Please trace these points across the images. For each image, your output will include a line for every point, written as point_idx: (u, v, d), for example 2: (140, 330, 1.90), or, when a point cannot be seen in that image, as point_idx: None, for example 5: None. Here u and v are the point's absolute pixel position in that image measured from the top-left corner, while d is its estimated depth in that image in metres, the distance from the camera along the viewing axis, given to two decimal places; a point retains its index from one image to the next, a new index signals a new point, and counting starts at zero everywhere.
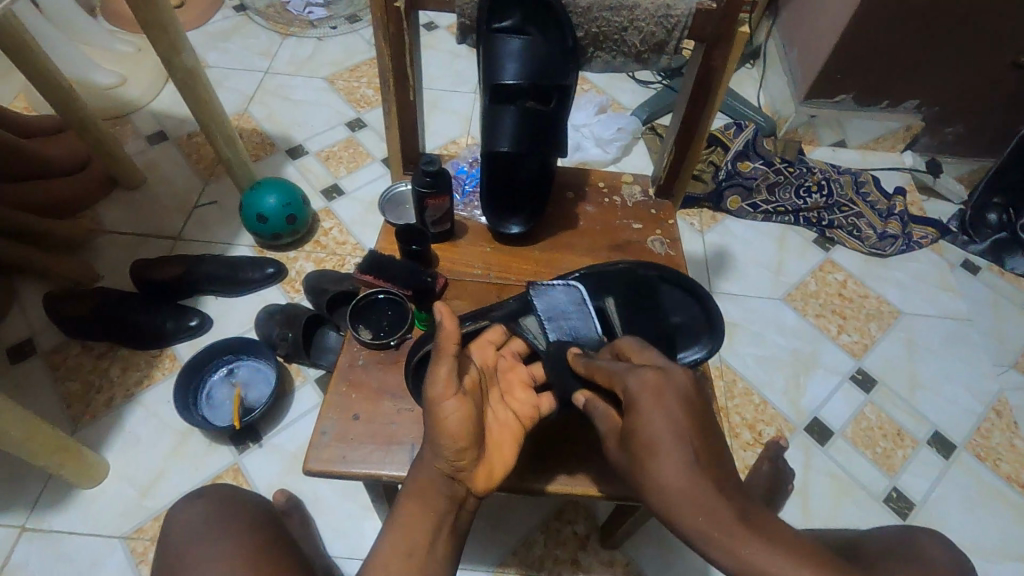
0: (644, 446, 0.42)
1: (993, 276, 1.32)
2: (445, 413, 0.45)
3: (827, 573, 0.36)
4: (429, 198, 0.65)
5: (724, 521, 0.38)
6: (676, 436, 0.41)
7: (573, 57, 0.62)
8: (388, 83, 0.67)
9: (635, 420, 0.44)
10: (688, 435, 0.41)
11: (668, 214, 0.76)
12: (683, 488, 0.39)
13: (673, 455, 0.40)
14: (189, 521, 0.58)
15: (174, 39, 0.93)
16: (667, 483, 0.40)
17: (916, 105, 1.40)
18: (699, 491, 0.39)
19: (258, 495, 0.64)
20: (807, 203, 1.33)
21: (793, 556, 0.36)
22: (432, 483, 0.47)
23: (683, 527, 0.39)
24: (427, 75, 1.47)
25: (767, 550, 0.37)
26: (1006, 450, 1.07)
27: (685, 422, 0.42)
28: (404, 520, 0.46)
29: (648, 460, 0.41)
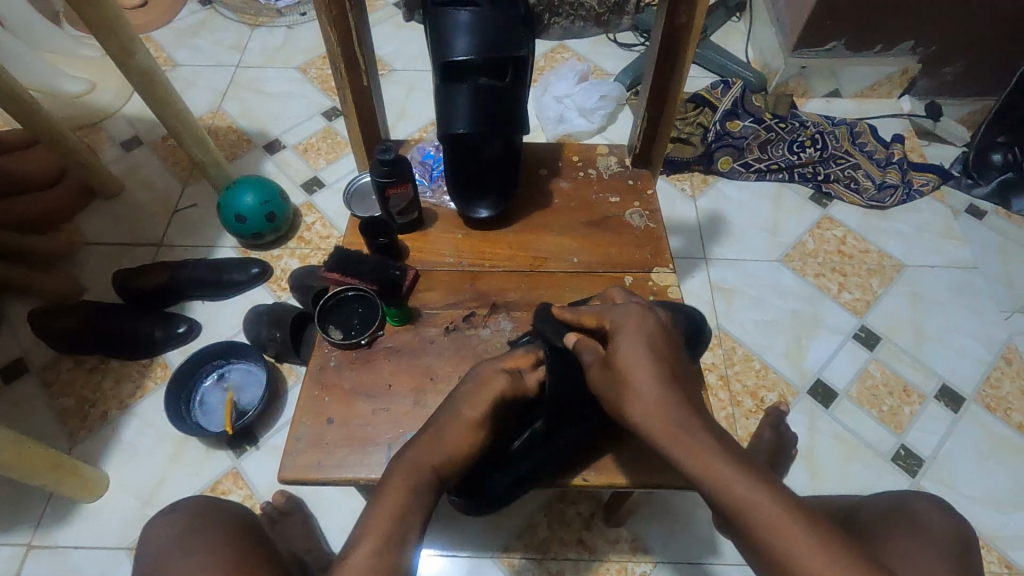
0: (623, 363, 0.50)
1: (999, 220, 1.28)
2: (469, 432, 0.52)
3: (771, 491, 0.43)
4: (390, 188, 0.63)
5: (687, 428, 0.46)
6: (654, 366, 0.49)
7: (527, 24, 0.57)
8: (341, 69, 0.64)
9: (618, 342, 0.51)
10: (664, 362, 0.49)
11: (647, 183, 0.73)
12: (657, 402, 0.47)
13: (649, 371, 0.49)
14: (168, 535, 0.57)
15: (127, 41, 0.90)
16: (645, 398, 0.48)
17: (912, 46, 1.34)
18: (669, 408, 0.47)
19: (243, 505, 0.63)
20: (801, 158, 1.28)
21: (746, 473, 0.44)
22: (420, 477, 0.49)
23: (651, 435, 0.47)
24: (401, 56, 1.43)
25: (722, 466, 0.44)
26: (1016, 398, 1.05)
27: (662, 351, 0.50)
28: (388, 505, 0.47)
29: (629, 375, 0.49)
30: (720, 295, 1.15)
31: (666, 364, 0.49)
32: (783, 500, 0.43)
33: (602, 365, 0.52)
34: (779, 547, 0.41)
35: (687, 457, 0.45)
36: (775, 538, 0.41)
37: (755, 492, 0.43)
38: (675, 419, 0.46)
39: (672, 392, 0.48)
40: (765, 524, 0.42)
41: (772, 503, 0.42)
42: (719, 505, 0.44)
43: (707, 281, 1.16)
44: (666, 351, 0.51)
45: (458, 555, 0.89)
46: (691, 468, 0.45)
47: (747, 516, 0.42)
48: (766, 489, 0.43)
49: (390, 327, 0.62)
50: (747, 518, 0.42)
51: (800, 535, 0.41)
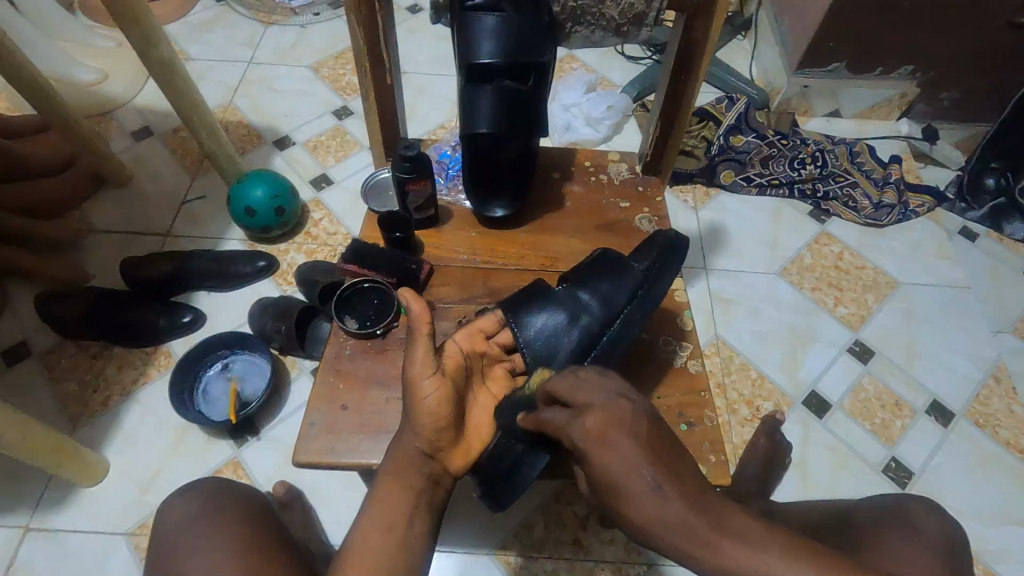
0: (604, 486, 0.44)
1: (991, 242, 1.31)
2: (424, 393, 0.50)
3: (794, 562, 0.39)
4: (410, 183, 0.65)
5: (698, 525, 0.41)
6: (642, 477, 0.42)
7: (549, 32, 0.59)
8: (365, 67, 0.66)
9: (588, 462, 0.45)
10: (642, 467, 0.42)
11: (656, 191, 0.75)
12: (654, 515, 0.42)
13: (635, 486, 0.42)
14: (183, 513, 0.59)
15: (149, 31, 0.91)
16: (644, 515, 0.42)
17: (911, 71, 1.37)
18: (662, 512, 0.41)
19: (251, 489, 0.64)
20: (801, 175, 1.31)
21: (758, 546, 0.40)
22: (410, 463, 0.50)
23: (659, 546, 0.42)
24: (412, 59, 1.45)
25: (741, 549, 0.40)
26: (1005, 416, 1.07)
27: (637, 454, 0.43)
28: (383, 495, 0.49)
29: (616, 498, 0.43)
30: (719, 305, 1.17)
31: (658, 466, 0.43)
32: (803, 566, 0.39)
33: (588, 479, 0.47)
34: None
35: (704, 556, 0.40)
36: None
37: (783, 568, 0.39)
38: (673, 515, 0.41)
39: (662, 490, 0.42)
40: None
41: (796, 574, 0.39)
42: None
43: (706, 291, 1.18)
44: (648, 453, 0.43)
45: (456, 552, 0.90)
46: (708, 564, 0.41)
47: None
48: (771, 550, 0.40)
49: (404, 318, 0.63)
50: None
51: None
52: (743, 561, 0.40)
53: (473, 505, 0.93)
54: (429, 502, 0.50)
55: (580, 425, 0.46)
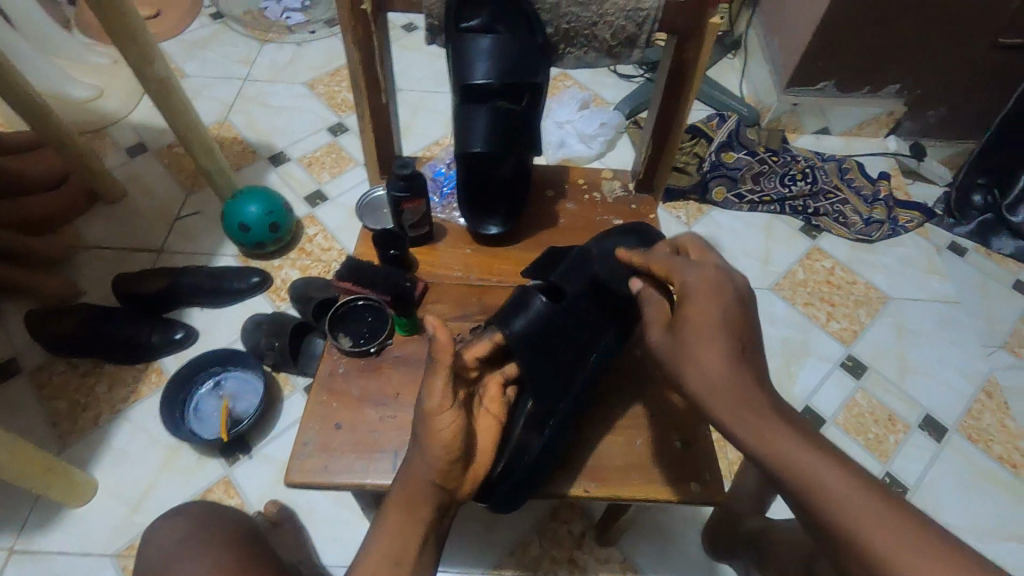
0: (691, 325, 0.49)
1: (980, 257, 1.33)
2: (441, 426, 0.48)
3: (839, 468, 0.42)
4: (405, 202, 0.65)
5: (756, 409, 0.45)
6: (724, 339, 0.47)
7: (543, 53, 0.60)
8: (361, 86, 0.66)
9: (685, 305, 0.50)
10: (734, 332, 0.48)
11: (649, 208, 0.76)
12: (725, 379, 0.46)
13: (717, 350, 0.47)
14: (171, 537, 0.58)
15: (145, 48, 0.92)
16: (707, 373, 0.47)
17: (898, 90, 1.40)
18: (737, 385, 0.46)
19: (240, 511, 0.63)
20: (792, 191, 1.33)
21: (813, 448, 0.44)
22: (417, 495, 0.49)
23: (713, 409, 0.47)
24: (407, 76, 1.46)
25: (790, 443, 0.43)
26: (997, 430, 1.07)
27: (732, 321, 0.48)
28: (389, 529, 0.49)
29: (695, 345, 0.48)
30: None
31: (734, 337, 0.48)
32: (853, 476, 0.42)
33: (665, 326, 0.52)
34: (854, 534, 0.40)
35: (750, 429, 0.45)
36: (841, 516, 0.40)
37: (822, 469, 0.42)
38: (745, 393, 0.46)
39: (739, 360, 0.47)
40: (835, 500, 0.41)
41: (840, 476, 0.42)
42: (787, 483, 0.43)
43: None
44: (739, 324, 0.49)
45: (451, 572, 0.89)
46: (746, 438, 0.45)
47: (818, 497, 0.42)
48: (813, 453, 0.43)
49: (399, 337, 0.63)
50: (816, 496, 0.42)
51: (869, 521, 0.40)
52: (782, 449, 0.43)
53: (468, 522, 0.92)
54: (436, 532, 0.50)
55: (698, 273, 0.51)
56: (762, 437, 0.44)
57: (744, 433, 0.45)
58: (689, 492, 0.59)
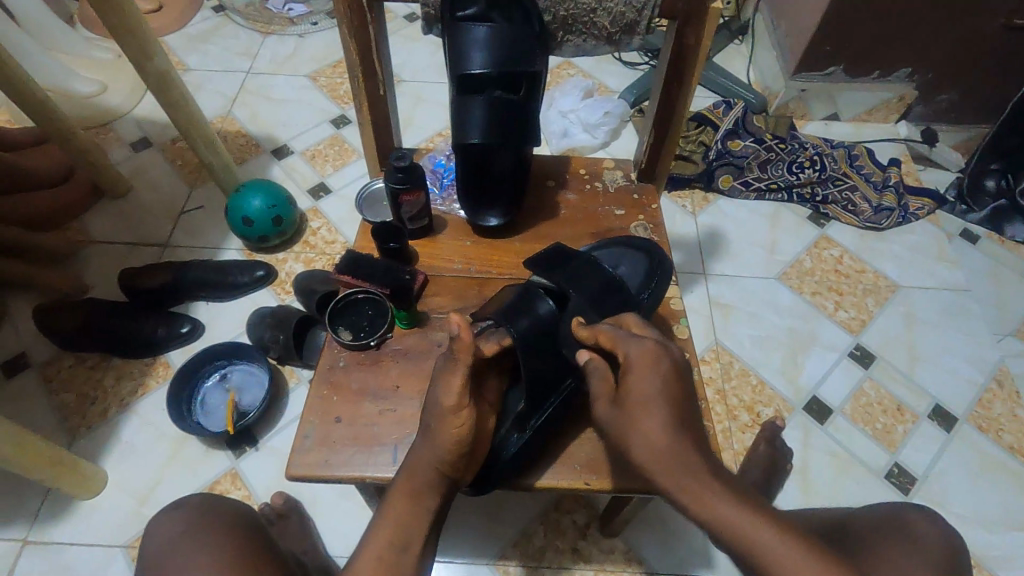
0: (636, 400, 0.48)
1: (992, 244, 1.31)
2: (457, 423, 0.49)
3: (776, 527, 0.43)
4: (404, 194, 0.64)
5: (699, 474, 0.45)
6: (665, 410, 0.47)
7: (541, 42, 0.59)
8: (358, 78, 0.66)
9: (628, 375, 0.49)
10: (674, 400, 0.48)
11: (651, 198, 0.75)
12: (664, 446, 0.46)
13: (657, 418, 0.47)
14: (166, 534, 0.58)
15: (145, 43, 0.91)
16: (652, 440, 0.46)
17: (909, 74, 1.37)
18: (677, 451, 0.46)
19: (241, 504, 0.64)
20: (800, 178, 1.31)
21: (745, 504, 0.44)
22: (423, 485, 0.50)
23: (656, 475, 0.46)
24: (409, 67, 1.46)
25: (727, 503, 0.44)
26: (1008, 420, 1.06)
27: (672, 389, 0.48)
28: (393, 517, 0.48)
29: (640, 416, 0.47)
30: (718, 311, 1.16)
31: (677, 410, 0.47)
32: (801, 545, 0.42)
33: (609, 400, 0.50)
34: None
35: (690, 493, 0.45)
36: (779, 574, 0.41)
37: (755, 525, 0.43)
38: (682, 458, 0.45)
39: (681, 431, 0.46)
40: (781, 567, 0.41)
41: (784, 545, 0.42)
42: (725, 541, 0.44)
43: (707, 297, 1.18)
44: (680, 395, 0.49)
45: (456, 562, 0.89)
46: (690, 499, 0.44)
47: (754, 552, 0.42)
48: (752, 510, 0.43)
49: (398, 330, 0.63)
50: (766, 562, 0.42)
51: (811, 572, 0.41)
52: (720, 510, 0.44)
53: (472, 513, 0.93)
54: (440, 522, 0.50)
55: (638, 345, 0.51)
56: (701, 500, 0.44)
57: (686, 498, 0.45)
58: None
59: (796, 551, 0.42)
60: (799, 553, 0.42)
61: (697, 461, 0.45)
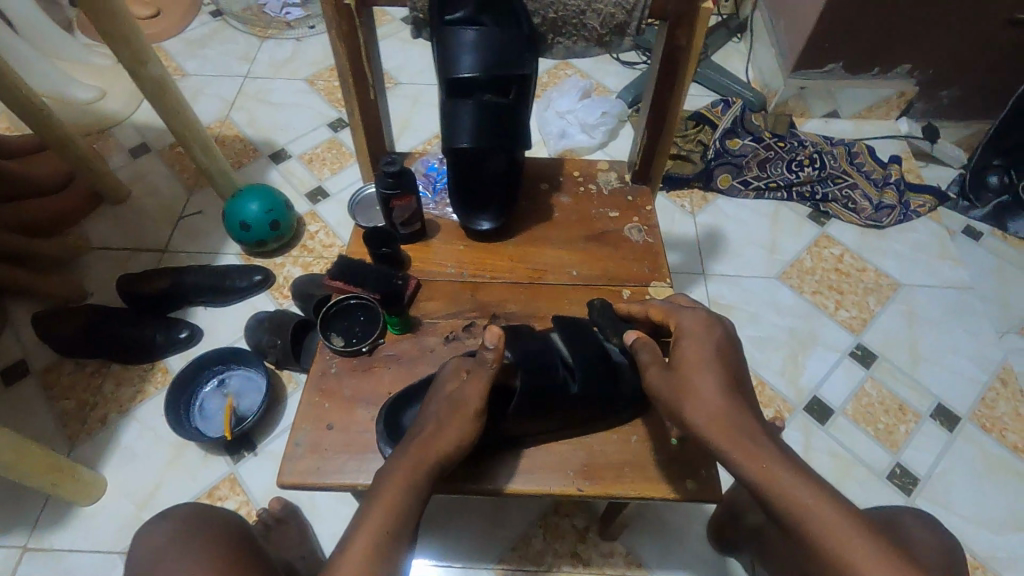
0: (688, 365, 0.52)
1: (995, 241, 1.29)
2: (463, 424, 0.51)
3: (821, 490, 0.45)
4: (395, 199, 0.64)
5: (751, 435, 0.48)
6: (717, 374, 0.51)
7: (531, 44, 0.59)
8: (349, 83, 0.65)
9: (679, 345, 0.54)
10: (723, 369, 0.51)
11: (646, 200, 0.75)
12: (719, 406, 0.49)
13: (711, 382, 0.50)
14: (150, 544, 0.58)
15: (139, 50, 0.92)
16: (706, 401, 0.49)
17: (909, 70, 1.36)
18: (730, 412, 0.49)
19: (233, 512, 0.64)
20: (799, 177, 1.30)
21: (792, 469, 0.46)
22: (416, 479, 0.48)
23: (706, 435, 0.49)
24: (406, 69, 1.45)
25: (778, 464, 0.46)
26: (1011, 419, 1.05)
27: (720, 359, 0.52)
28: (381, 512, 0.46)
29: (694, 381, 0.50)
30: (718, 312, 1.15)
31: (729, 375, 0.51)
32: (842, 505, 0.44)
33: (661, 367, 0.53)
34: (840, 550, 0.43)
35: (742, 454, 0.47)
36: (824, 535, 0.43)
37: (803, 487, 0.45)
38: (735, 420, 0.48)
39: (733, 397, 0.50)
40: (825, 530, 0.43)
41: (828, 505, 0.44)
42: (771, 502, 0.46)
43: (706, 297, 1.17)
44: (728, 368, 0.52)
45: (455, 566, 0.89)
46: (740, 459, 0.47)
47: (801, 511, 0.44)
48: (798, 474, 0.46)
49: (391, 335, 0.62)
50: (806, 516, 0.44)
51: (853, 535, 0.43)
52: (771, 472, 0.46)
53: (470, 517, 0.92)
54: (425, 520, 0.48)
55: (692, 317, 0.56)
56: (753, 461, 0.46)
57: (736, 457, 0.47)
58: (684, 489, 0.58)
59: (840, 515, 0.44)
60: (842, 516, 0.44)
61: (749, 424, 0.48)
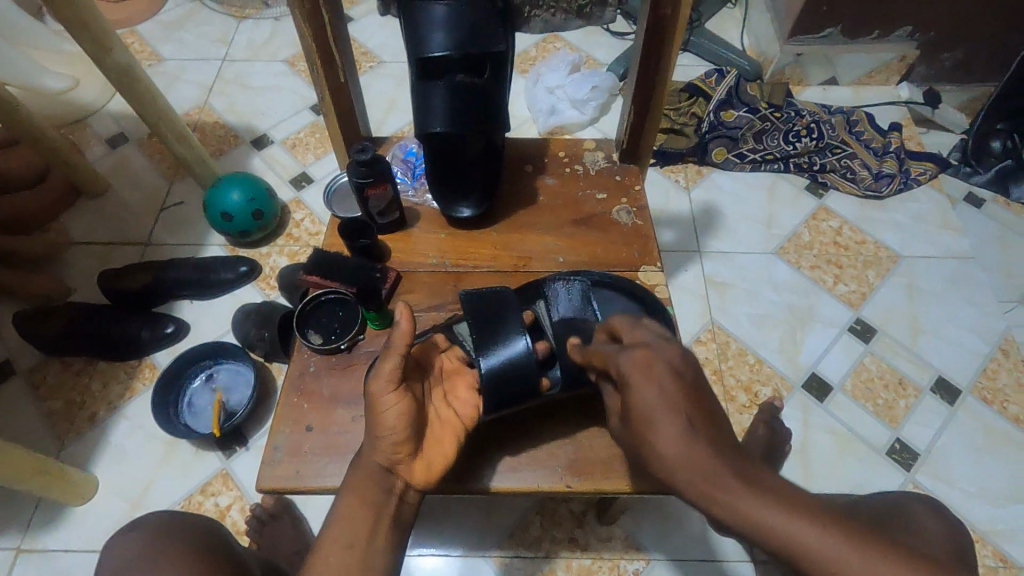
0: (640, 423, 0.43)
1: (998, 208, 1.26)
2: (384, 409, 0.48)
3: (805, 513, 0.40)
4: (369, 188, 0.61)
5: (725, 482, 0.40)
6: (677, 423, 0.42)
7: (505, 19, 0.55)
8: (317, 65, 0.62)
9: (629, 392, 0.44)
10: (683, 405, 0.42)
11: (634, 179, 0.72)
12: (682, 459, 0.41)
13: (671, 431, 0.41)
14: (122, 558, 0.57)
15: (101, 36, 0.87)
16: (668, 458, 0.41)
17: (910, 32, 1.31)
18: (696, 463, 0.40)
19: (207, 518, 0.63)
20: (797, 148, 1.26)
21: (774, 500, 0.40)
22: (374, 477, 0.50)
23: (681, 490, 0.41)
24: (388, 48, 1.40)
25: (756, 501, 0.40)
26: (1013, 390, 1.03)
27: (678, 392, 0.43)
28: (344, 514, 0.48)
29: (648, 433, 0.42)
30: (714, 290, 1.13)
31: (688, 414, 0.42)
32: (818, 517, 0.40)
33: (619, 417, 0.47)
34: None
35: (718, 502, 0.40)
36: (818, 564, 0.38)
37: (786, 519, 0.39)
38: (707, 468, 0.40)
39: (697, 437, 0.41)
40: (818, 557, 0.38)
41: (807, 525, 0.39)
42: (758, 541, 0.40)
43: (702, 275, 1.15)
44: (686, 401, 0.42)
45: (451, 556, 0.88)
46: (719, 512, 0.40)
47: (791, 549, 0.39)
48: (783, 508, 0.40)
49: (371, 331, 0.61)
50: (793, 554, 0.39)
51: (848, 561, 0.38)
52: (751, 514, 0.39)
53: (467, 506, 0.92)
54: (392, 520, 0.49)
55: (629, 355, 0.45)
56: (728, 506, 0.40)
57: (715, 510, 0.40)
58: None
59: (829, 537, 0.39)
60: (831, 537, 0.39)
61: (720, 468, 0.40)
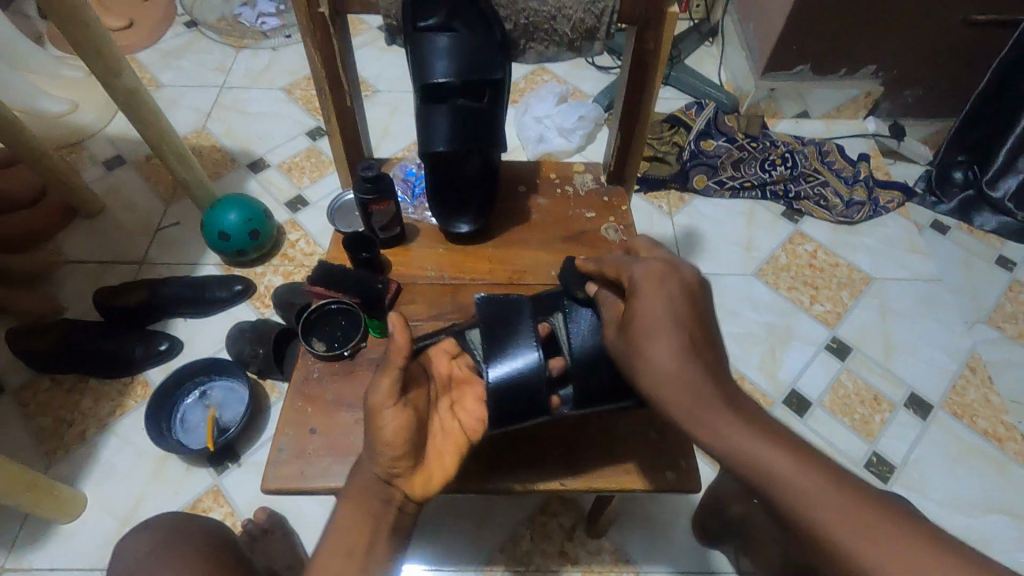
0: (638, 324, 0.48)
1: (962, 234, 1.34)
2: (383, 423, 0.48)
3: (793, 453, 0.41)
4: (373, 204, 0.65)
5: (703, 397, 0.43)
6: (672, 334, 0.46)
7: (503, 50, 0.60)
8: (325, 89, 0.66)
9: (634, 302, 0.49)
10: (682, 323, 0.46)
11: (621, 200, 0.76)
12: (670, 367, 0.45)
13: (665, 338, 0.45)
14: (134, 555, 0.59)
15: (112, 61, 0.91)
16: (657, 361, 0.45)
17: (874, 71, 1.40)
18: (682, 367, 0.44)
19: (216, 521, 0.65)
20: (772, 176, 1.33)
21: (762, 432, 0.42)
22: (368, 487, 0.51)
23: (665, 401, 0.45)
24: (384, 77, 1.46)
25: (741, 426, 0.42)
26: (982, 405, 1.08)
27: (681, 310, 0.47)
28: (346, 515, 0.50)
29: (644, 340, 0.47)
30: None
31: (683, 328, 0.46)
32: (804, 457, 0.40)
33: (618, 327, 0.51)
34: (814, 522, 0.38)
35: (705, 420, 0.43)
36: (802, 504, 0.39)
37: (771, 454, 0.40)
38: (691, 382, 0.44)
39: (688, 352, 0.45)
40: (804, 500, 0.39)
41: (795, 463, 0.40)
42: (745, 476, 0.41)
43: None
44: (687, 314, 0.47)
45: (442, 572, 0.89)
46: (702, 434, 0.43)
47: (777, 487, 0.40)
48: (776, 443, 0.41)
49: (373, 339, 0.64)
50: (774, 490, 0.40)
51: (837, 502, 0.38)
52: (732, 436, 0.42)
53: (458, 521, 0.93)
54: (388, 524, 0.51)
55: (643, 267, 0.51)
56: (713, 429, 0.42)
57: (696, 426, 0.43)
58: (665, 480, 0.60)
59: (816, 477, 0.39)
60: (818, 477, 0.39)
61: (706, 382, 0.44)
